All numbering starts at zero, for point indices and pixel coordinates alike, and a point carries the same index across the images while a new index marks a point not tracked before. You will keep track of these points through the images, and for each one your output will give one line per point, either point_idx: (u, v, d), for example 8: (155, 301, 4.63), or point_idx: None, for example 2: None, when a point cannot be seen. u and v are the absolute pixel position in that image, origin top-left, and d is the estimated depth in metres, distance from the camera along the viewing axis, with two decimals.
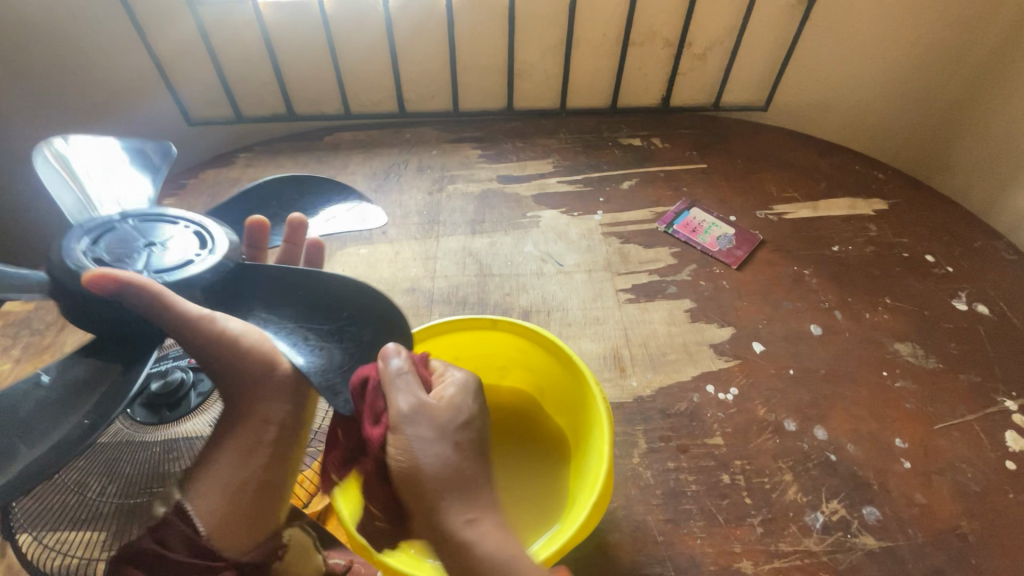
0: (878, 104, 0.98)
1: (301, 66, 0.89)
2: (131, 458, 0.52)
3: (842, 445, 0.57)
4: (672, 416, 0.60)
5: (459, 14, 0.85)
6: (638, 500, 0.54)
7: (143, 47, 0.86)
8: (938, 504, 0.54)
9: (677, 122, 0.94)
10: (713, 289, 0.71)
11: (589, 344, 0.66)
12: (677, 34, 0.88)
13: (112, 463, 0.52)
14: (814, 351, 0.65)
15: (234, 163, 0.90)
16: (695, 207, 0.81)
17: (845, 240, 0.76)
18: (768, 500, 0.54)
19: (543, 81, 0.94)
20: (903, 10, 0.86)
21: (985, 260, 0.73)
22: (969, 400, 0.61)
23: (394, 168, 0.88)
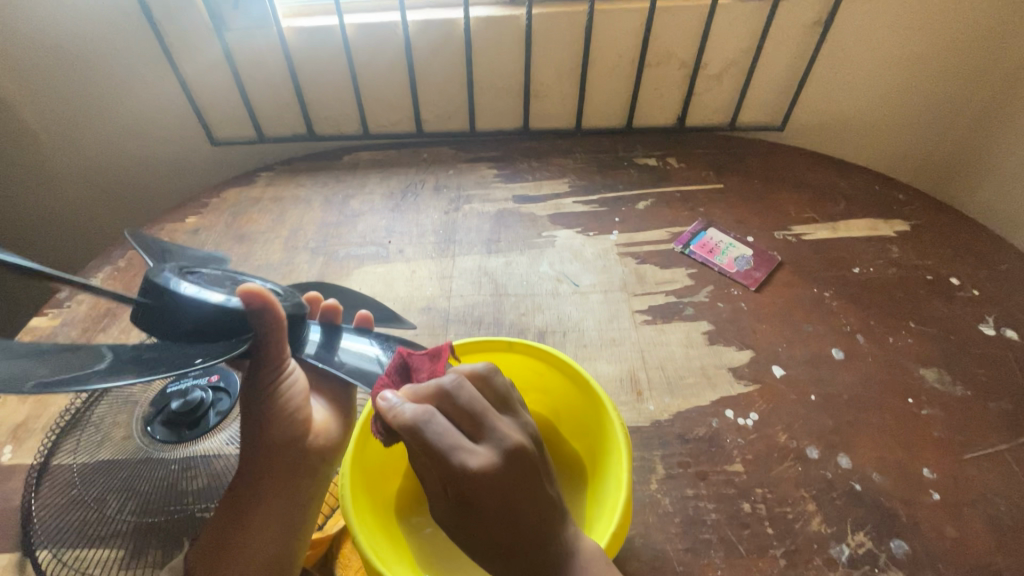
0: (898, 124, 0.97)
1: (321, 88, 0.91)
2: (150, 476, 0.52)
3: (867, 474, 0.56)
4: (691, 442, 0.59)
5: (477, 37, 0.86)
6: (657, 528, 0.53)
7: (171, 70, 0.88)
8: (969, 538, 0.52)
9: (693, 142, 0.94)
10: (731, 311, 0.71)
11: (605, 366, 0.66)
12: (693, 55, 0.89)
13: (131, 481, 0.52)
14: (836, 376, 0.64)
15: (255, 182, 0.92)
16: (712, 227, 0.81)
17: (866, 261, 0.75)
18: (791, 530, 0.52)
19: (558, 101, 0.95)
20: (922, 33, 0.86)
21: (1013, 283, 0.71)
22: (1000, 429, 0.59)
23: (411, 187, 0.90)
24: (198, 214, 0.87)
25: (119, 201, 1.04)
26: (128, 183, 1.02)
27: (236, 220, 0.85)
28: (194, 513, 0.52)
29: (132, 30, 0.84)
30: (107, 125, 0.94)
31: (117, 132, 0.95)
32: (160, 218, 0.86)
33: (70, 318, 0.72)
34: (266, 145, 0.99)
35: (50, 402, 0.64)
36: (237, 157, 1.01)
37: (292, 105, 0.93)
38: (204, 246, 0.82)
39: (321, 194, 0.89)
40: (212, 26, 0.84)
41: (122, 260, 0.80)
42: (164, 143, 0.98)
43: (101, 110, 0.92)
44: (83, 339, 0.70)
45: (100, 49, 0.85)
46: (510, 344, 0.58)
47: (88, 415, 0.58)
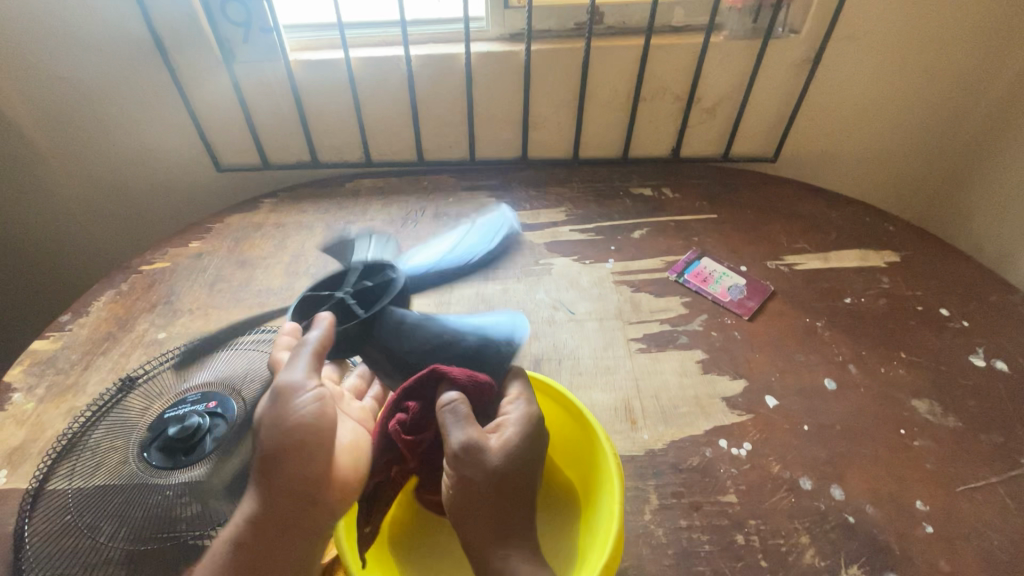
0: (887, 156, 1.00)
1: (325, 118, 0.94)
2: (143, 502, 0.53)
3: (861, 506, 0.56)
4: (684, 471, 0.59)
5: (478, 71, 0.89)
6: (650, 560, 0.53)
7: (182, 100, 0.91)
8: (963, 573, 0.52)
9: (687, 173, 0.96)
10: (724, 340, 0.72)
11: (600, 395, 0.66)
12: (687, 90, 0.91)
13: (125, 507, 0.53)
14: (829, 406, 0.64)
15: (258, 208, 0.93)
16: (705, 256, 0.82)
17: (857, 291, 0.76)
18: (785, 563, 0.52)
19: (556, 132, 0.97)
20: (907, 71, 0.89)
21: (1002, 314, 0.72)
22: (992, 461, 0.59)
23: (411, 215, 0.91)
24: (202, 239, 0.88)
25: (125, 224, 1.06)
26: (135, 207, 1.04)
27: (239, 245, 0.87)
28: (186, 541, 0.51)
29: (146, 61, 0.87)
30: (117, 151, 0.96)
31: (126, 158, 0.97)
32: (164, 243, 0.87)
33: (71, 341, 0.73)
34: (270, 171, 1.01)
35: (47, 426, 0.64)
36: (242, 182, 1.04)
37: (297, 133, 0.96)
38: (206, 271, 0.83)
39: (322, 221, 0.91)
40: (222, 57, 0.87)
41: (125, 283, 0.81)
42: (171, 170, 1.00)
43: (112, 137, 0.95)
44: (83, 362, 0.71)
45: (113, 79, 0.88)
46: None
47: (85, 440, 0.58)
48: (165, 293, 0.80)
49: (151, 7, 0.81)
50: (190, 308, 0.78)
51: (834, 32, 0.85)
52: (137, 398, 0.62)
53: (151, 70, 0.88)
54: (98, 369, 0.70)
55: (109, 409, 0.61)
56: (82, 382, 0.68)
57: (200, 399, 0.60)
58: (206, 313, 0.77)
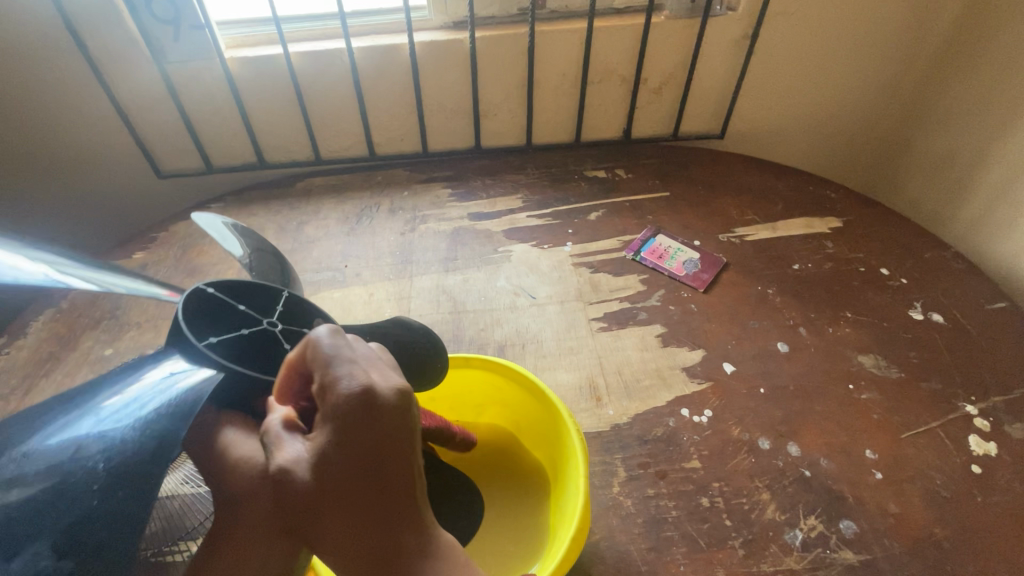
0: (828, 128, 1.04)
1: (270, 117, 0.91)
2: None
3: (815, 460, 0.59)
4: (650, 442, 0.60)
5: (423, 60, 0.88)
6: (620, 530, 0.54)
7: (106, 95, 0.86)
8: (910, 513, 0.55)
9: (639, 153, 0.98)
10: (682, 313, 0.73)
11: (565, 375, 0.67)
12: (633, 71, 0.93)
13: None
14: (782, 368, 0.67)
15: (206, 213, 0.90)
16: (660, 233, 0.84)
17: (804, 257, 0.80)
18: (748, 520, 0.54)
19: (508, 119, 0.97)
20: (841, 44, 0.93)
21: (937, 270, 0.76)
22: (932, 407, 0.63)
23: (366, 211, 0.90)
24: (147, 249, 0.84)
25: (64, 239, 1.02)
26: (75, 219, 0.99)
27: (187, 253, 0.84)
28: None
29: (62, 57, 0.81)
30: (48, 160, 0.91)
31: (56, 165, 0.92)
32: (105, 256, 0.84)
33: (9, 364, 0.70)
34: (216, 175, 0.98)
35: None
36: (186, 188, 1.00)
37: (241, 133, 0.92)
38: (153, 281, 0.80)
39: (274, 222, 0.88)
40: (152, 56, 0.83)
41: (65, 300, 0.77)
42: (108, 180, 0.96)
43: (35, 147, 0.89)
44: (24, 386, 0.67)
45: (26, 84, 0.83)
46: (467, 360, 0.59)
47: None
48: (110, 307, 0.76)
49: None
50: (138, 322, 0.75)
51: (768, 7, 0.87)
52: None
53: (69, 65, 0.82)
54: (42, 391, 0.67)
55: None
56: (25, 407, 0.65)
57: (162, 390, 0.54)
58: (155, 325, 0.74)
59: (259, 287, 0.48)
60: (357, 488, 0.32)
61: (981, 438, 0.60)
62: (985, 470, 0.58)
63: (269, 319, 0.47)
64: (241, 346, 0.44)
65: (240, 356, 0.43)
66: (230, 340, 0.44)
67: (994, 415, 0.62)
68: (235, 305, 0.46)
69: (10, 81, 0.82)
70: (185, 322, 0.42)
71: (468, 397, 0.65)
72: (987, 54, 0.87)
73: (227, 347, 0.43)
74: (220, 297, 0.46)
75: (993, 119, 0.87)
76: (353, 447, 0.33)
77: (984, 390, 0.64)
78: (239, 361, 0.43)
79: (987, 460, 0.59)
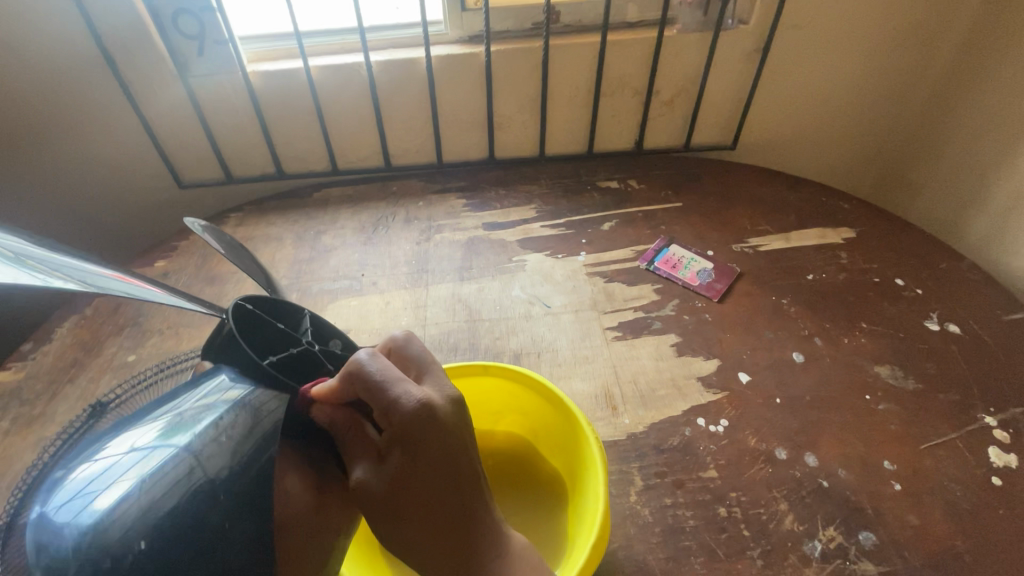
0: (840, 138, 1.04)
1: (288, 128, 0.93)
2: None
3: (833, 471, 0.59)
4: (666, 451, 0.60)
5: (439, 73, 0.90)
6: (638, 539, 0.54)
7: (130, 106, 0.88)
8: (930, 525, 0.55)
9: (651, 164, 0.99)
10: (696, 323, 0.74)
11: (580, 384, 0.68)
12: (645, 83, 0.94)
13: None
14: (798, 378, 0.67)
15: (225, 223, 0.92)
16: (673, 244, 0.84)
17: (818, 268, 0.80)
18: (766, 531, 0.54)
19: (521, 131, 0.98)
20: (853, 55, 0.93)
21: (953, 281, 0.76)
22: (950, 419, 0.62)
23: (382, 220, 0.91)
24: (168, 258, 0.86)
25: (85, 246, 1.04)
26: (98, 228, 1.01)
27: (207, 262, 0.85)
28: None
29: (91, 70, 0.83)
30: (74, 169, 0.93)
31: (81, 174, 0.94)
32: (128, 264, 0.85)
33: (34, 370, 0.71)
34: (234, 185, 1.00)
35: (15, 459, 0.62)
36: (206, 198, 1.02)
37: (260, 145, 0.94)
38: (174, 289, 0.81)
39: (292, 232, 0.90)
40: (176, 71, 0.85)
41: (89, 307, 0.79)
42: (129, 190, 0.98)
43: (58, 159, 0.92)
44: (50, 392, 0.69)
45: (53, 99, 0.85)
46: (484, 368, 0.60)
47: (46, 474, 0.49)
48: (132, 315, 0.78)
49: (92, 10, 0.78)
50: (160, 329, 0.76)
51: (781, 20, 0.88)
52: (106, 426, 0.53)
53: (96, 77, 0.84)
54: (67, 397, 0.68)
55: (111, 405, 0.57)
56: (50, 412, 0.67)
57: None
58: (177, 332, 0.76)
59: (288, 307, 0.48)
60: (424, 483, 0.39)
61: (1001, 449, 0.60)
62: (1005, 482, 0.57)
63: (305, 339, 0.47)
64: (284, 362, 0.44)
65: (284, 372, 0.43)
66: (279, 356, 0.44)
67: (1013, 427, 0.62)
68: (267, 323, 0.45)
69: (36, 95, 0.84)
70: (238, 337, 0.41)
71: (485, 406, 0.65)
72: (1001, 62, 0.88)
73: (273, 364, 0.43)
74: (256, 315, 0.45)
75: (1007, 128, 0.87)
76: (420, 449, 0.39)
77: (1003, 401, 0.64)
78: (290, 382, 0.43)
79: (1008, 471, 0.58)
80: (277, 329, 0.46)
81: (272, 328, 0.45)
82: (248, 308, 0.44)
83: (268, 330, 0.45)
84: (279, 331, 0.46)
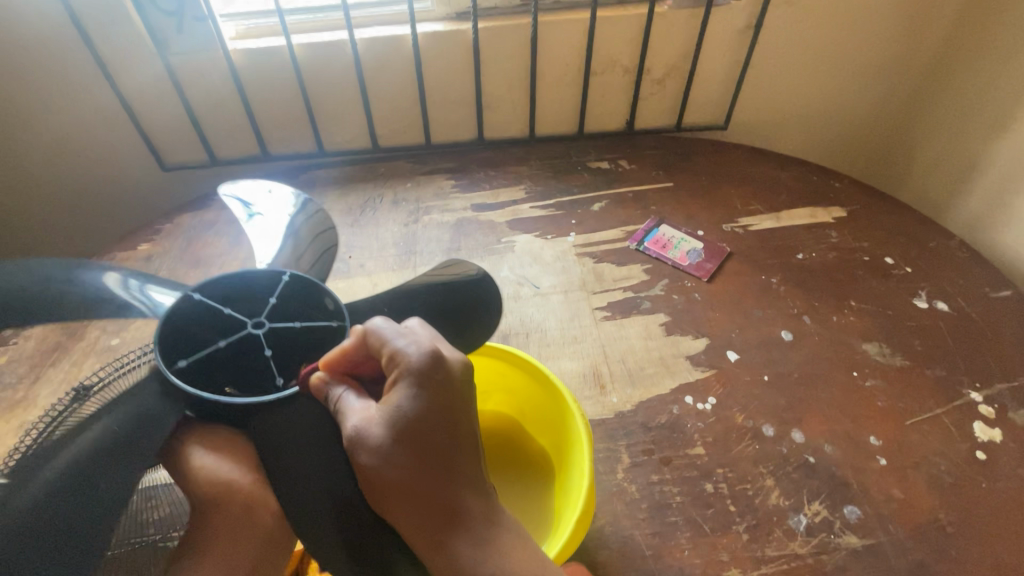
0: (832, 117, 1.03)
1: (273, 108, 0.91)
2: None
3: (819, 446, 0.59)
4: (654, 429, 0.60)
5: (426, 51, 0.88)
6: (624, 515, 0.54)
7: (109, 86, 0.86)
8: (915, 499, 0.55)
9: (642, 144, 0.98)
10: (686, 302, 0.73)
11: (568, 363, 0.67)
12: (636, 62, 0.92)
13: None
14: (786, 356, 0.67)
15: (210, 205, 0.90)
16: (663, 223, 0.84)
17: (808, 246, 0.79)
18: (752, 506, 0.55)
19: (510, 111, 0.97)
20: (846, 33, 0.92)
21: (942, 259, 0.76)
22: (936, 394, 0.63)
23: (370, 202, 0.90)
24: (152, 241, 0.85)
25: (68, 230, 1.03)
26: (81, 211, 1.00)
27: (191, 244, 0.84)
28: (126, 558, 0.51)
29: (67, 48, 0.81)
30: (54, 152, 0.92)
31: (62, 157, 0.93)
32: (111, 247, 0.84)
33: (16, 354, 0.70)
34: (219, 168, 0.98)
35: None
36: (190, 181, 1.00)
37: (244, 126, 0.93)
38: (158, 272, 0.80)
39: None
40: (155, 49, 0.83)
41: None
42: (111, 172, 0.96)
43: (38, 141, 0.90)
44: (32, 375, 0.68)
45: (30, 79, 0.83)
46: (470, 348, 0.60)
47: None
48: None
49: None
50: None
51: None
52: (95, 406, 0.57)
53: (72, 56, 0.82)
54: (50, 381, 0.67)
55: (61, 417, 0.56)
56: (33, 396, 0.66)
57: None
58: None
59: (253, 284, 0.51)
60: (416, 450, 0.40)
61: (986, 424, 0.60)
62: (989, 456, 0.58)
63: (257, 320, 0.50)
64: (233, 347, 0.48)
65: (238, 358, 0.48)
66: (227, 344, 0.48)
67: (998, 402, 0.62)
68: (219, 312, 0.49)
69: (12, 75, 0.82)
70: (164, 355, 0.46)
71: None
72: (993, 39, 0.87)
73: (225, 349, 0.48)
74: (208, 306, 0.49)
75: (998, 106, 0.86)
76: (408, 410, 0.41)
77: (989, 377, 0.64)
78: (240, 365, 0.48)
79: (992, 446, 0.59)
80: (230, 313, 0.49)
81: (229, 310, 0.49)
82: (200, 301, 0.49)
83: (223, 317, 0.49)
84: (238, 311, 0.50)
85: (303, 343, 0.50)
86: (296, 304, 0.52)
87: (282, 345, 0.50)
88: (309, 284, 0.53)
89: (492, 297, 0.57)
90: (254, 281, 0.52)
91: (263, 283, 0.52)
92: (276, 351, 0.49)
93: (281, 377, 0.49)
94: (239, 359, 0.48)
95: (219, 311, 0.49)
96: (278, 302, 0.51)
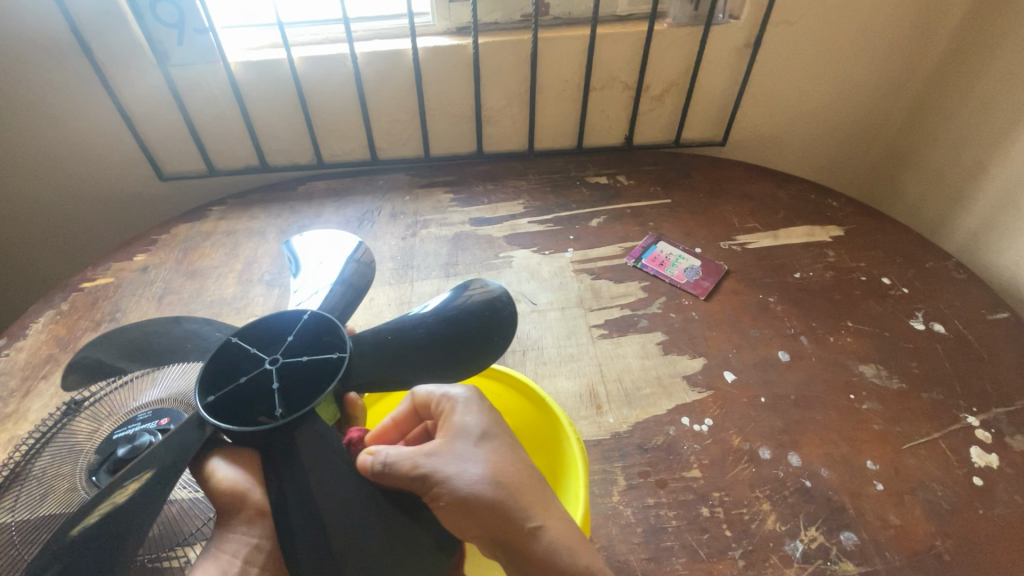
0: (829, 135, 1.04)
1: (273, 120, 0.91)
2: None
3: (816, 470, 0.58)
4: (650, 451, 0.60)
5: (426, 65, 0.88)
6: (620, 540, 0.54)
7: (108, 96, 0.86)
8: (912, 526, 0.55)
9: (641, 160, 0.98)
10: (683, 321, 0.73)
11: (564, 382, 0.67)
12: (635, 78, 0.93)
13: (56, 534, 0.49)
14: (783, 377, 0.67)
15: (207, 216, 0.90)
16: (661, 240, 0.84)
17: (805, 266, 0.80)
18: (748, 531, 0.54)
19: (509, 125, 0.97)
20: (843, 52, 0.93)
21: (938, 281, 0.76)
22: (933, 418, 0.63)
23: (368, 215, 0.90)
24: (148, 252, 0.84)
25: (65, 239, 1.02)
26: (78, 219, 1.00)
27: (187, 256, 0.84)
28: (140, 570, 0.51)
29: (66, 58, 0.81)
30: (52, 162, 0.92)
31: (57, 167, 0.92)
32: (105, 258, 0.84)
33: (8, 367, 0.69)
34: (217, 178, 0.98)
35: None
36: (187, 191, 1.00)
37: (244, 137, 0.93)
38: (153, 284, 0.80)
39: (275, 226, 0.88)
40: (155, 60, 0.83)
41: (65, 302, 0.77)
42: (108, 182, 0.96)
43: (35, 150, 0.90)
44: (24, 388, 0.67)
45: (28, 89, 0.83)
46: None
47: (29, 469, 0.53)
48: (110, 310, 0.76)
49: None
50: None
51: (771, 17, 0.87)
52: (84, 422, 0.57)
53: (71, 67, 0.82)
54: (41, 394, 0.67)
55: (53, 435, 0.56)
56: (24, 410, 0.65)
57: (152, 416, 0.55)
58: None
59: (272, 323, 0.49)
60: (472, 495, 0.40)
61: (982, 450, 0.60)
62: (986, 482, 0.57)
63: (274, 359, 0.47)
64: (249, 387, 0.46)
65: (254, 400, 0.45)
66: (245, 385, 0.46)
67: (995, 427, 0.62)
68: (246, 353, 0.48)
69: (9, 84, 0.82)
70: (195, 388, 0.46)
71: None
72: (989, 59, 0.87)
73: (242, 390, 0.45)
74: (235, 347, 0.48)
75: (995, 125, 0.87)
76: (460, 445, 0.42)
77: (985, 401, 0.64)
78: (257, 406, 0.45)
79: (990, 472, 0.58)
80: (253, 353, 0.48)
81: (249, 351, 0.48)
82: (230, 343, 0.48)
83: (247, 360, 0.47)
84: (259, 352, 0.48)
85: (317, 383, 0.46)
86: (315, 340, 0.48)
87: (297, 386, 0.46)
88: (325, 321, 0.50)
89: (504, 308, 0.56)
90: (273, 319, 0.49)
91: (281, 318, 0.49)
92: (294, 390, 0.45)
93: (282, 411, 0.44)
94: (256, 399, 0.45)
95: (245, 353, 0.48)
96: (296, 340, 0.48)
